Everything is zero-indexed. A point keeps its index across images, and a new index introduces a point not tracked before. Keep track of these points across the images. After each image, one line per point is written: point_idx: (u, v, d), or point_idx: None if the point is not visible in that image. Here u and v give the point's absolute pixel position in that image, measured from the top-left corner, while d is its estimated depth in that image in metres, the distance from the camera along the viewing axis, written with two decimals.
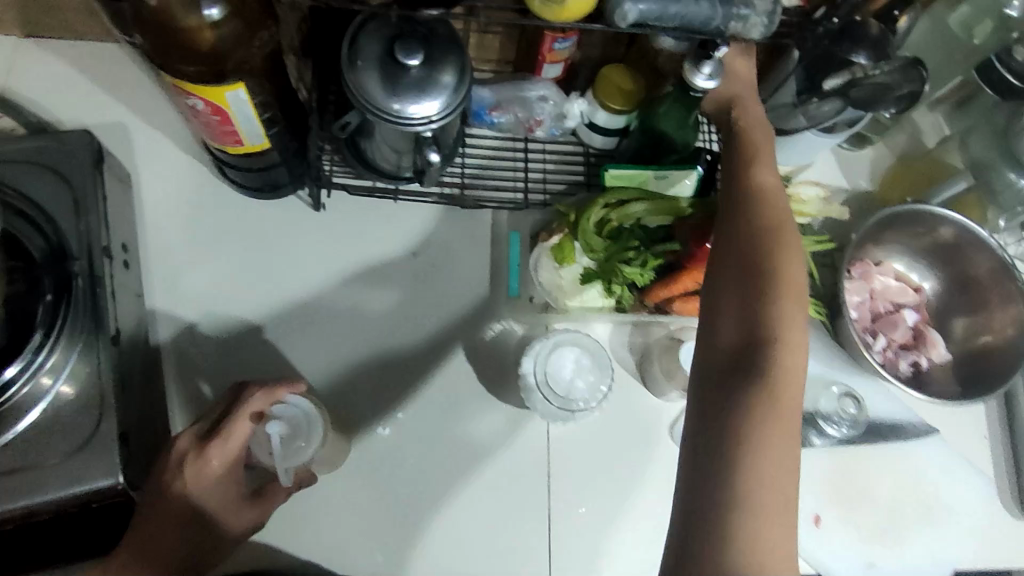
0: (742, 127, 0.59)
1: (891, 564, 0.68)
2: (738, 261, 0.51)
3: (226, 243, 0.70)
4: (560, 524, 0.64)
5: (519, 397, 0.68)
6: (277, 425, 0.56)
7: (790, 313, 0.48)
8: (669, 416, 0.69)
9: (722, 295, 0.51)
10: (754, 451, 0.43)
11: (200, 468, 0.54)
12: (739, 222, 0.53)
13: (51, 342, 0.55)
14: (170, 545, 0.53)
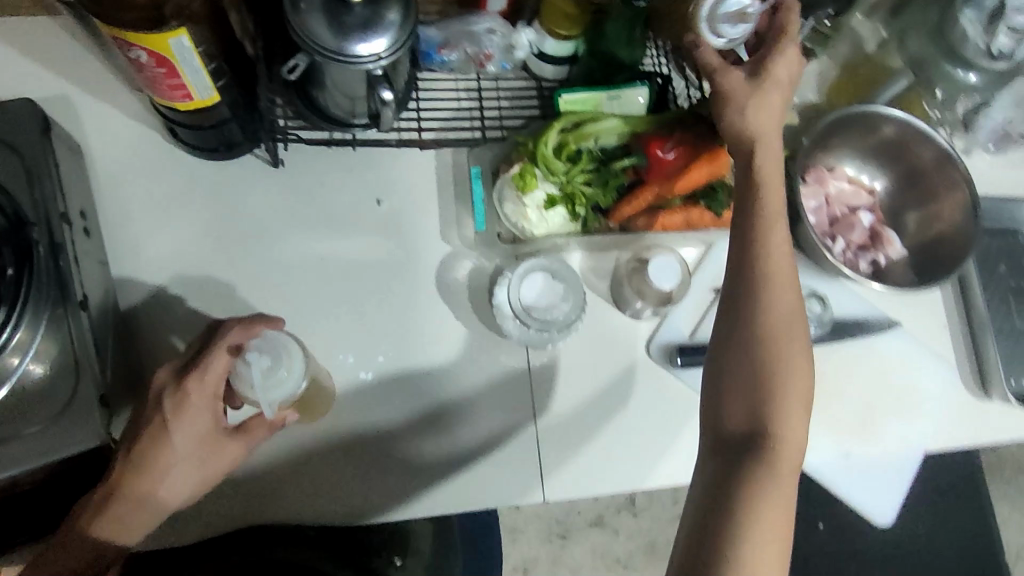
0: (761, 159, 0.56)
1: (867, 452, 0.72)
2: (748, 341, 0.51)
3: (186, 206, 0.70)
4: (549, 445, 0.68)
5: (498, 329, 0.70)
6: (254, 356, 0.56)
7: (795, 398, 0.51)
8: (643, 334, 0.72)
9: (731, 374, 0.51)
10: (751, 533, 0.47)
11: (180, 399, 0.55)
12: (755, 290, 0.52)
13: (16, 317, 0.54)
14: (154, 474, 0.55)
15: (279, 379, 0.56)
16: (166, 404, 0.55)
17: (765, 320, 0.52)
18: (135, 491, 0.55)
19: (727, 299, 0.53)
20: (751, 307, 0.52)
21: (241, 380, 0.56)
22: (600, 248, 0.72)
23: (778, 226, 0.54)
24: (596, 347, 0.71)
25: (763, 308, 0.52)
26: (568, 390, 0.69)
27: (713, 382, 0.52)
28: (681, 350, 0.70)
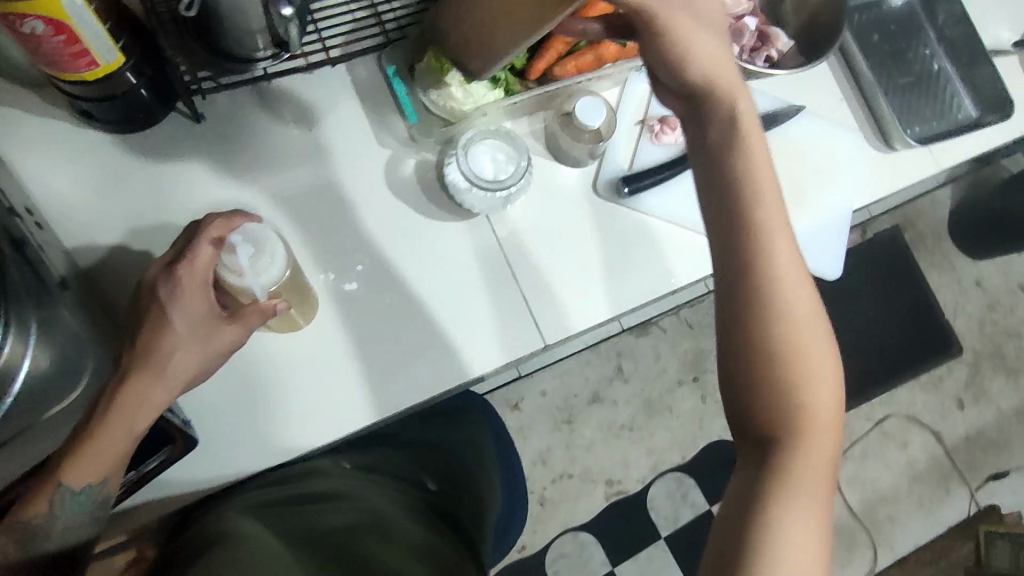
0: (741, 132, 0.52)
1: (805, 223, 0.82)
2: (772, 341, 0.50)
3: (123, 180, 0.71)
4: (536, 298, 0.74)
5: (460, 209, 0.74)
6: (238, 243, 0.62)
7: (810, 377, 0.50)
8: (589, 178, 0.78)
9: (760, 370, 0.50)
10: (786, 535, 0.47)
11: (172, 287, 0.63)
12: (749, 259, 0.50)
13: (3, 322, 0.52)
14: (162, 359, 0.62)
15: (263, 261, 0.62)
16: (160, 290, 0.63)
17: (754, 310, 0.50)
18: (146, 373, 0.61)
19: (737, 296, 0.50)
20: (764, 307, 0.50)
21: (227, 266, 0.62)
22: (527, 112, 0.77)
23: (759, 198, 0.52)
24: (550, 201, 0.77)
25: (777, 304, 0.50)
26: (539, 245, 0.75)
27: (740, 381, 0.51)
28: (625, 181, 0.77)
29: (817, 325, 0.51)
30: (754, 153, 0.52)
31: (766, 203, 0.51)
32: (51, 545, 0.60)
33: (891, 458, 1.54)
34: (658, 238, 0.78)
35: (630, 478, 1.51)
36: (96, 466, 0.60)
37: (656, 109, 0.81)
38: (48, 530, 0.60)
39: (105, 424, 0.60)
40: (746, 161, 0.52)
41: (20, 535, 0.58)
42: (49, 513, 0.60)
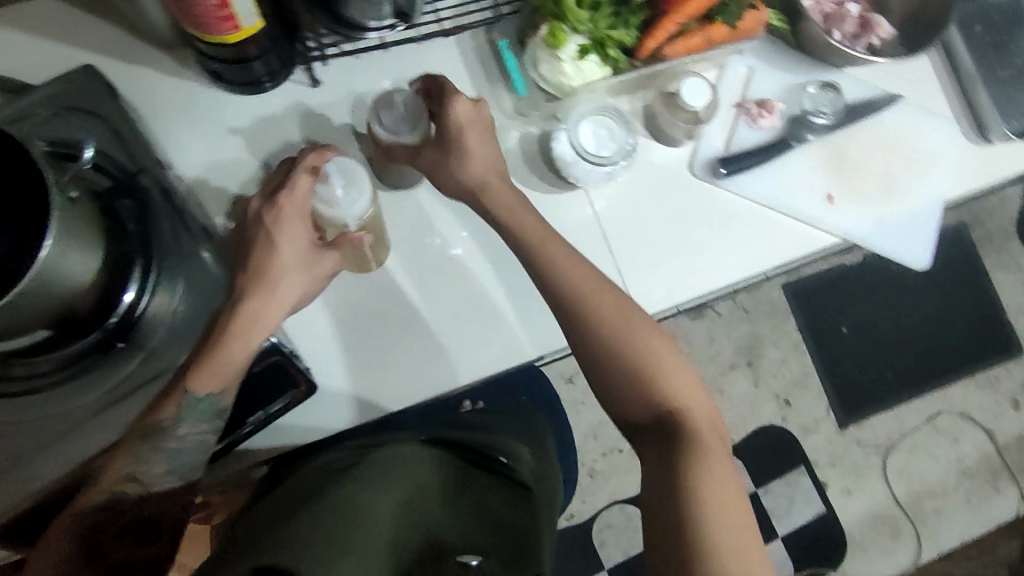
0: (481, 191, 0.69)
1: (895, 212, 0.83)
2: (617, 352, 0.62)
3: (245, 140, 0.74)
4: (631, 272, 0.77)
5: (561, 183, 0.77)
6: (332, 173, 0.62)
7: (673, 372, 0.62)
8: (685, 158, 0.80)
9: (626, 377, 0.62)
10: (705, 489, 0.55)
11: (276, 215, 0.64)
12: (579, 291, 0.64)
13: (154, 275, 0.60)
14: (273, 283, 0.65)
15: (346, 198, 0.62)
16: (266, 216, 0.65)
17: (601, 334, 0.63)
18: (257, 294, 0.64)
19: (586, 323, 0.64)
20: (602, 323, 0.63)
21: (320, 199, 0.63)
22: (629, 92, 0.79)
23: (556, 251, 0.66)
24: (650, 179, 0.79)
25: (612, 323, 0.63)
26: (635, 221, 0.78)
27: (611, 384, 0.62)
28: (723, 162, 0.79)
29: (654, 330, 0.64)
30: (524, 215, 0.68)
31: (559, 253, 0.66)
32: (173, 447, 0.61)
33: (940, 451, 1.54)
34: (753, 221, 0.80)
35: None
36: (218, 373, 0.62)
37: (753, 93, 0.82)
38: (173, 430, 0.61)
39: (224, 337, 0.62)
40: (523, 222, 0.68)
41: (151, 433, 0.61)
42: (176, 415, 0.61)
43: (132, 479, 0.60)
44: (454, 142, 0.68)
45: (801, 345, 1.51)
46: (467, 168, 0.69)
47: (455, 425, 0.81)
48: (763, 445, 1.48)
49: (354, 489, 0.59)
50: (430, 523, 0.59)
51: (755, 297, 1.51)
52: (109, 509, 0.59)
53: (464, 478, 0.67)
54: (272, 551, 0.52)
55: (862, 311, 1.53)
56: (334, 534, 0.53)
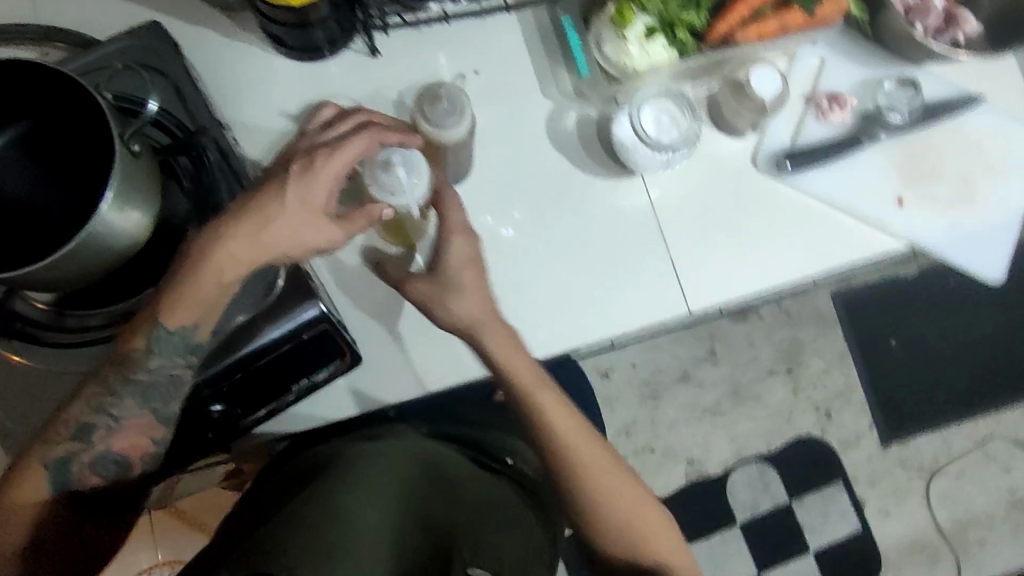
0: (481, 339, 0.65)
1: (969, 220, 0.78)
2: (587, 487, 0.65)
3: (300, 107, 0.73)
4: (684, 264, 0.74)
5: (617, 169, 0.75)
6: (400, 154, 0.60)
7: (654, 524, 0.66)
8: (749, 150, 0.77)
9: (614, 537, 0.65)
10: None
11: (307, 168, 0.58)
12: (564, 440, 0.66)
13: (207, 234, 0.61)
14: (270, 232, 0.57)
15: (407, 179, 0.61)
16: (292, 167, 0.58)
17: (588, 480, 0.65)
18: (247, 235, 0.57)
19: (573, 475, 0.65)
20: (581, 466, 0.65)
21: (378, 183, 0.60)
22: (693, 78, 0.77)
23: (540, 393, 0.66)
24: (708, 170, 0.76)
25: (596, 492, 0.65)
26: (690, 213, 0.75)
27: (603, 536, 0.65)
28: (789, 156, 0.76)
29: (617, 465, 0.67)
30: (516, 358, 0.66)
31: (544, 397, 0.66)
32: (144, 381, 0.57)
33: (989, 479, 1.46)
34: (818, 219, 0.76)
35: (712, 462, 1.41)
36: (179, 312, 0.56)
37: (824, 86, 0.78)
38: (146, 362, 0.57)
39: (198, 271, 0.56)
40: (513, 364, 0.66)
41: (120, 367, 0.57)
42: (146, 348, 0.57)
43: (100, 409, 0.57)
44: (446, 276, 0.64)
45: (846, 356, 1.46)
46: (462, 303, 0.64)
47: (461, 428, 0.79)
48: (801, 457, 1.43)
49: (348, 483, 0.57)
50: (435, 525, 0.58)
51: (803, 303, 1.46)
52: (76, 441, 0.57)
53: (460, 474, 0.66)
54: (260, 542, 0.50)
55: (914, 327, 1.46)
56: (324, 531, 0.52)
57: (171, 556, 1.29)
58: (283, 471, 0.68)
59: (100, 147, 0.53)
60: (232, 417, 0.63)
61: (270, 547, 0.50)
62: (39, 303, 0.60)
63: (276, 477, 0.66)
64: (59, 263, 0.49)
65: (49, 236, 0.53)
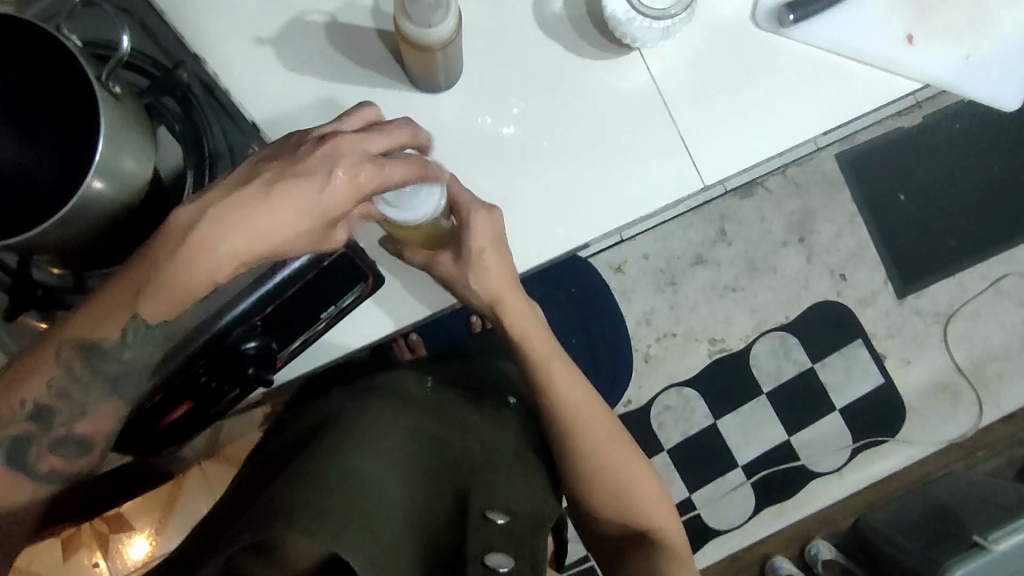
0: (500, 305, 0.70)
1: (983, 48, 0.75)
2: (580, 450, 0.70)
3: (272, 31, 0.69)
4: (693, 137, 0.72)
5: (613, 48, 0.71)
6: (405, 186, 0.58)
7: (643, 483, 0.70)
8: (747, 8, 0.73)
9: (605, 494, 0.70)
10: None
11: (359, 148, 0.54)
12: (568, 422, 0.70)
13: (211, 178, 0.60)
14: (284, 217, 0.53)
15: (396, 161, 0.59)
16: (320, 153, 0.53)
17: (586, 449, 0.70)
18: (235, 221, 0.52)
19: (570, 441, 0.70)
20: (578, 436, 0.70)
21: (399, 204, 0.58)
22: None
23: (552, 370, 0.71)
24: (707, 34, 0.72)
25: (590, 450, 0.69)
26: (693, 82, 0.72)
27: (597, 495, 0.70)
28: (790, 7, 0.71)
29: (616, 433, 0.71)
30: (527, 332, 0.71)
31: (556, 371, 0.71)
32: (112, 370, 0.56)
33: (1006, 316, 1.48)
34: (826, 70, 0.74)
35: (734, 337, 1.44)
36: (166, 303, 0.54)
37: None
38: (117, 353, 0.56)
39: (187, 260, 0.52)
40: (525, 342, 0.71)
41: (93, 354, 0.55)
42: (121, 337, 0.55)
43: (61, 396, 0.55)
44: (473, 257, 0.66)
45: (856, 216, 1.45)
46: (487, 278, 0.68)
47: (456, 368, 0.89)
48: (819, 321, 1.45)
49: (356, 445, 0.61)
50: (440, 448, 0.65)
51: (807, 169, 1.44)
52: (32, 423, 0.55)
53: (447, 439, 0.66)
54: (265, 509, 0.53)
55: (922, 176, 1.45)
56: (340, 504, 0.53)
57: None
58: (294, 431, 0.76)
59: (79, 94, 0.51)
60: (269, 351, 0.64)
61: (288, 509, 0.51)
62: (57, 269, 0.60)
63: (284, 450, 0.72)
64: (66, 220, 0.48)
65: (46, 196, 0.51)
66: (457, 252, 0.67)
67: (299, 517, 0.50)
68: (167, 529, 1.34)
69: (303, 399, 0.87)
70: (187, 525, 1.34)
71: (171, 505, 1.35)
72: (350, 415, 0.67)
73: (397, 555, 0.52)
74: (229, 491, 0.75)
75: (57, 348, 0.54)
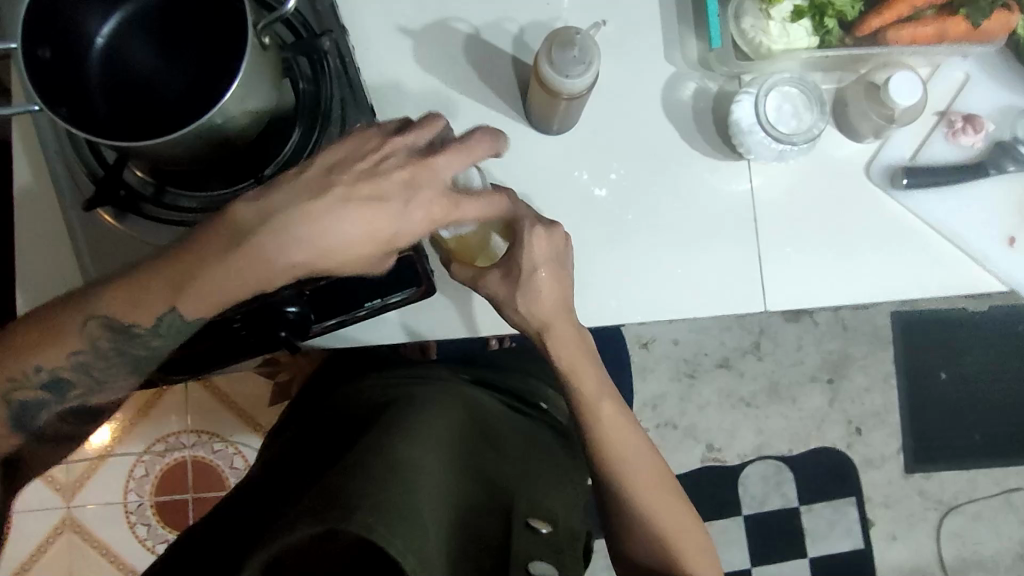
0: (549, 332, 0.66)
1: None
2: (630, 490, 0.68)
3: (417, 24, 0.71)
4: (769, 261, 0.72)
5: (727, 150, 0.73)
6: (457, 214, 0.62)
7: (688, 532, 0.68)
8: (866, 157, 0.73)
9: (642, 534, 0.68)
10: None
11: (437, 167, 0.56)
12: (610, 455, 0.67)
13: (313, 145, 0.62)
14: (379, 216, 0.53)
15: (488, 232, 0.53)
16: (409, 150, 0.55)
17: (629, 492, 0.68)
18: (301, 221, 0.51)
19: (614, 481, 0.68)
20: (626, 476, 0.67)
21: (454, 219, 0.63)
22: (826, 70, 0.73)
23: (603, 402, 0.68)
24: (816, 169, 0.73)
25: (631, 493, 0.68)
26: (789, 208, 0.73)
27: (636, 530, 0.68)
28: (906, 172, 0.72)
29: (660, 475, 0.69)
30: (581, 363, 0.68)
31: (605, 407, 0.68)
32: (137, 353, 0.56)
33: (1006, 529, 1.43)
34: (919, 242, 0.73)
35: (732, 451, 1.41)
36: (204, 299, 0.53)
37: (961, 105, 0.74)
38: (145, 339, 0.56)
39: (237, 260, 0.51)
40: (577, 373, 0.68)
41: (119, 334, 0.54)
42: (152, 326, 0.54)
43: (79, 370, 0.55)
44: (523, 275, 0.63)
45: (891, 379, 1.42)
46: (537, 304, 0.65)
47: (475, 364, 0.91)
48: (820, 466, 1.42)
49: (405, 438, 0.58)
50: (483, 456, 0.64)
51: (860, 316, 1.43)
52: (48, 390, 0.55)
53: (490, 452, 0.66)
54: (326, 494, 0.51)
55: (969, 362, 1.42)
56: (397, 501, 0.50)
57: (200, 427, 1.37)
58: (334, 406, 0.78)
59: (227, 32, 0.53)
60: (305, 320, 0.64)
61: (347, 503, 0.49)
62: (139, 173, 0.62)
63: (335, 420, 0.73)
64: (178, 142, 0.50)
65: (166, 115, 0.54)
66: (506, 270, 0.64)
67: (364, 510, 0.48)
68: (134, 430, 1.36)
69: (346, 373, 0.90)
70: (155, 433, 1.36)
71: (144, 411, 1.36)
72: (404, 404, 0.67)
73: (441, 561, 0.50)
74: (265, 460, 0.76)
75: (84, 320, 0.53)
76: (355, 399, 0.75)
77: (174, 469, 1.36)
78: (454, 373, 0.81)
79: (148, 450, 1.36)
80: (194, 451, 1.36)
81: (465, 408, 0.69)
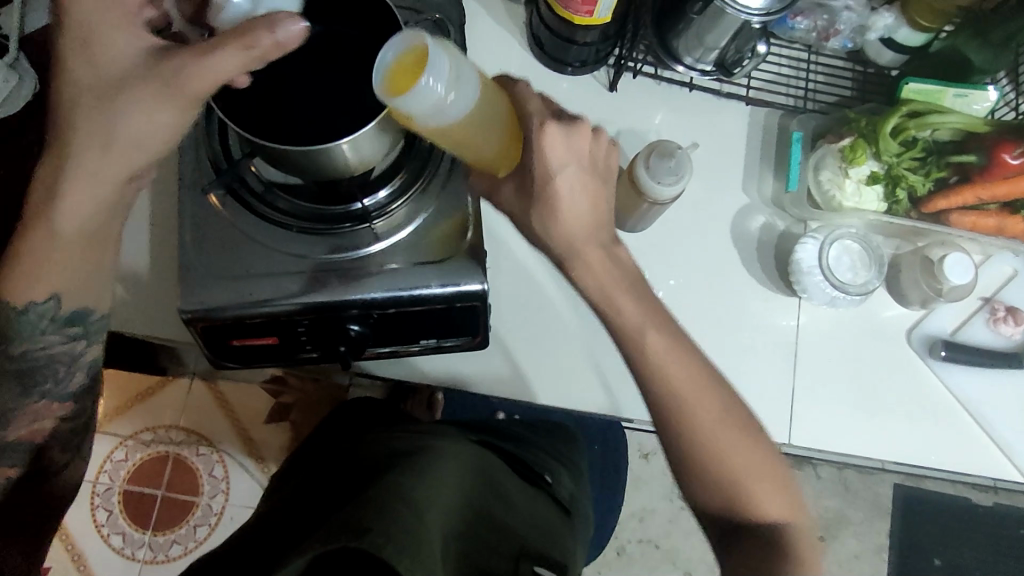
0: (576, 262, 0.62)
1: None
2: (679, 407, 0.60)
3: None
4: (802, 399, 0.75)
5: (781, 284, 0.77)
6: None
7: (754, 450, 0.61)
8: (909, 323, 0.77)
9: (700, 458, 0.60)
10: None
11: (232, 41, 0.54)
12: (657, 378, 0.60)
13: (408, 193, 0.66)
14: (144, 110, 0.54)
15: (453, 114, 0.53)
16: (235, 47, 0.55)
17: (677, 408, 0.60)
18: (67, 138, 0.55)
19: (662, 404, 0.61)
20: (684, 398, 0.60)
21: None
22: (886, 234, 0.79)
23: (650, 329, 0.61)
24: (860, 326, 0.77)
25: (693, 420, 0.60)
26: (827, 353, 0.76)
27: (689, 452, 0.60)
28: (945, 345, 0.76)
29: (728, 403, 0.61)
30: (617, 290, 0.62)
31: (651, 335, 0.61)
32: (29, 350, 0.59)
33: None
34: (947, 414, 0.76)
35: None
36: (38, 279, 0.57)
37: (1006, 296, 0.79)
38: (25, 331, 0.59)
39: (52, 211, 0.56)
40: (613, 301, 0.62)
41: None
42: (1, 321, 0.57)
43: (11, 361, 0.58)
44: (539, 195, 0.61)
45: (883, 551, 1.40)
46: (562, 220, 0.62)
47: (487, 427, 0.91)
48: None
49: (412, 475, 0.60)
50: (487, 503, 0.65)
51: (863, 479, 1.42)
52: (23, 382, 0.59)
53: (498, 506, 0.67)
54: (341, 519, 0.52)
55: (962, 553, 1.40)
56: (409, 529, 0.51)
57: (195, 426, 1.37)
58: (351, 444, 0.79)
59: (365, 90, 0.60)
60: (364, 340, 0.68)
61: (360, 525, 0.50)
62: (256, 175, 0.65)
63: (350, 456, 0.75)
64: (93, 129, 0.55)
65: (300, 130, 0.59)
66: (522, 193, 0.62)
67: (376, 534, 0.49)
68: (129, 413, 1.36)
69: (358, 424, 0.93)
70: (147, 420, 1.36)
71: (145, 394, 1.37)
72: (419, 448, 0.68)
73: None
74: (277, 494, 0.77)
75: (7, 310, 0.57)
76: (368, 438, 0.77)
77: (152, 462, 1.35)
78: (460, 431, 0.82)
79: (133, 436, 1.36)
80: (179, 449, 1.36)
81: (476, 461, 0.70)
